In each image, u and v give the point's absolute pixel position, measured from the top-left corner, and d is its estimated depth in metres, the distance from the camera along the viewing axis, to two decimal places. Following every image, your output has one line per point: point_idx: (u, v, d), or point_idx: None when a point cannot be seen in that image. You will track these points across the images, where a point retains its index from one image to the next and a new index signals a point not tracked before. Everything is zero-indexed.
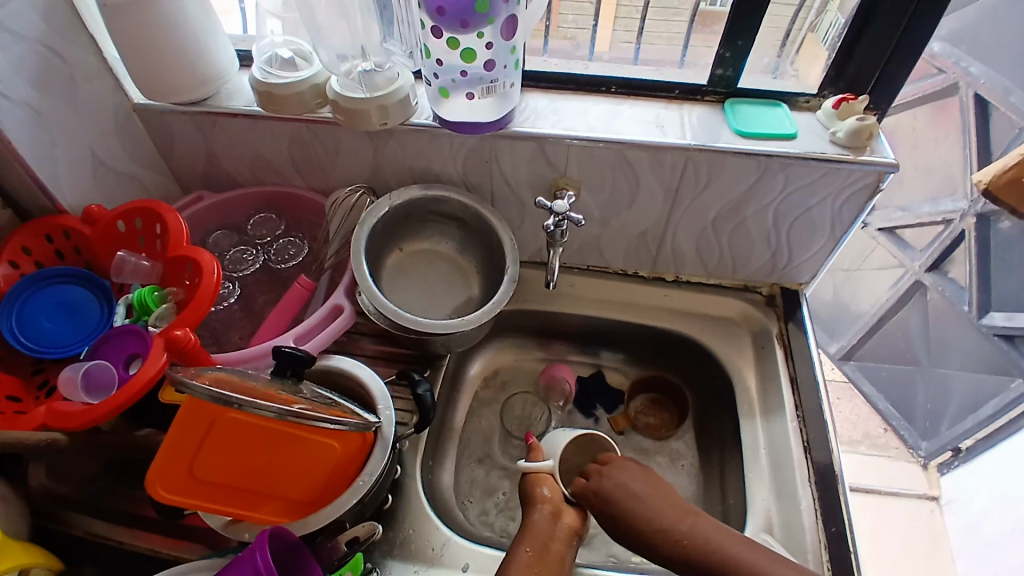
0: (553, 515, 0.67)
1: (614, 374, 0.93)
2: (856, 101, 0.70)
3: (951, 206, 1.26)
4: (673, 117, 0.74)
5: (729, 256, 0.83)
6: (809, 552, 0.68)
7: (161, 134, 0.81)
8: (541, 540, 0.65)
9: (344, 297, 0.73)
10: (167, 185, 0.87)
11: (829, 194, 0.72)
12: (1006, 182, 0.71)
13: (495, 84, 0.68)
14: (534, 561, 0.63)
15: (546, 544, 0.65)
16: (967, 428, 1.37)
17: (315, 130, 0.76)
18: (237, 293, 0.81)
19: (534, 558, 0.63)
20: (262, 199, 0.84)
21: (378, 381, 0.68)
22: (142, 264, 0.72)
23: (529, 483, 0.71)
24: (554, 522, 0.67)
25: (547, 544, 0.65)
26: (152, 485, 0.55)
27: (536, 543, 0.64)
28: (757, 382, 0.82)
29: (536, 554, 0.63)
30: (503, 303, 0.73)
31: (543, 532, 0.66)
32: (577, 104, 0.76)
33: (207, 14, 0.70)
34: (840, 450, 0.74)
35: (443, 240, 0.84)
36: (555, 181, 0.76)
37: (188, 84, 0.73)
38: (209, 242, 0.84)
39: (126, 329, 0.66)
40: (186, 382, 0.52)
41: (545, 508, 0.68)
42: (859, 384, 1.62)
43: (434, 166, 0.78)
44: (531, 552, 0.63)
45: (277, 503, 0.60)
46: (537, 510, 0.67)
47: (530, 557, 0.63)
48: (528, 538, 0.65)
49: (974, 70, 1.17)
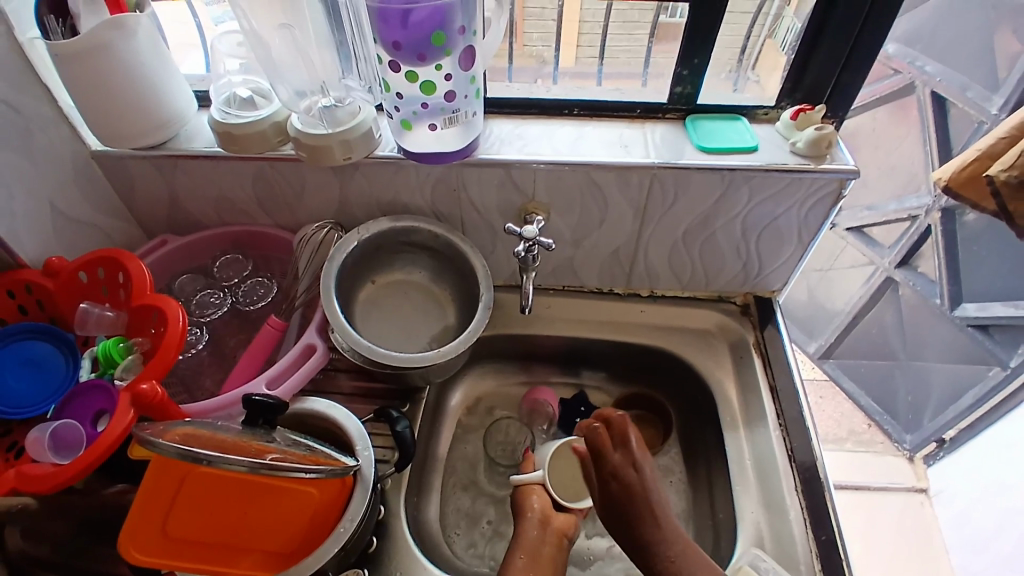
0: (543, 523, 0.68)
1: (596, 392, 0.93)
2: (812, 111, 0.71)
3: (916, 203, 1.29)
4: (637, 136, 0.75)
5: (701, 268, 0.83)
6: (801, 563, 0.68)
7: (121, 179, 0.79)
8: (534, 548, 0.66)
9: (317, 335, 0.71)
10: (131, 230, 0.85)
11: (794, 203, 0.73)
12: (966, 179, 0.73)
13: (458, 113, 0.67)
14: (528, 565, 0.65)
15: (537, 551, 0.66)
16: (949, 419, 1.40)
17: (278, 168, 0.75)
18: (205, 339, 0.79)
19: (529, 564, 0.65)
20: (226, 239, 0.82)
21: (355, 421, 0.67)
22: (105, 314, 0.70)
23: (520, 491, 0.72)
24: (544, 529, 0.67)
25: (539, 551, 0.66)
26: (124, 547, 0.53)
27: (530, 549, 0.66)
28: (737, 392, 0.82)
29: (531, 562, 0.65)
30: (479, 331, 0.73)
31: (535, 539, 0.67)
32: (542, 128, 0.76)
33: (163, 60, 0.70)
34: (823, 451, 0.74)
35: (415, 269, 0.83)
36: (524, 207, 0.76)
37: (143, 128, 0.71)
38: (175, 287, 0.81)
39: (93, 384, 0.65)
40: (152, 442, 0.50)
41: (534, 517, 0.68)
42: (840, 381, 1.63)
43: (402, 197, 0.77)
44: (526, 558, 0.65)
45: (254, 555, 0.59)
46: (528, 519, 0.68)
47: (525, 563, 0.65)
48: (520, 548, 0.66)
49: (929, 69, 1.21)
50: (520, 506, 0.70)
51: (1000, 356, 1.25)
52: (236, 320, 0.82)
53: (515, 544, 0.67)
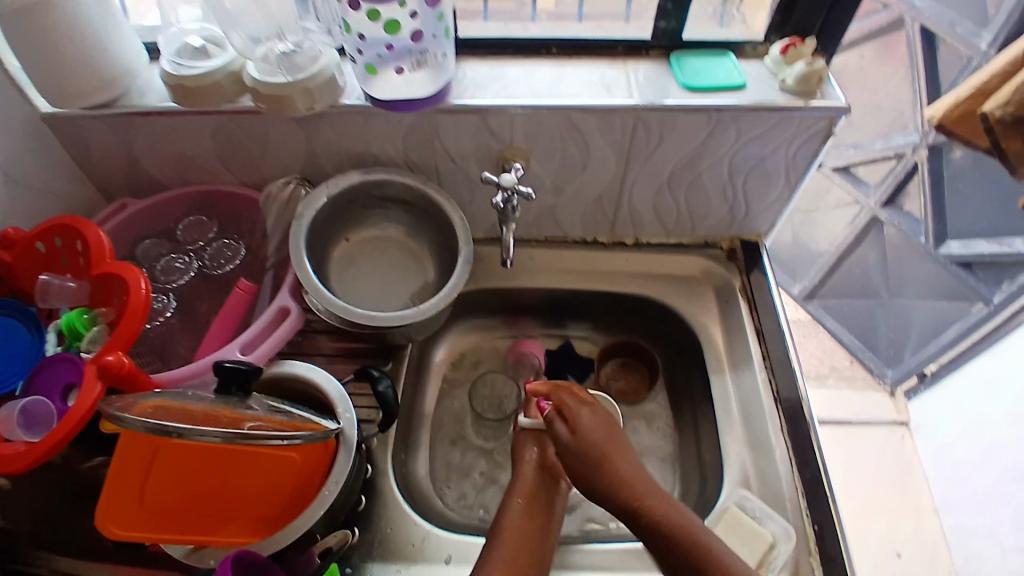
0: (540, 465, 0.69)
1: (582, 343, 0.92)
2: (803, 45, 0.67)
3: (903, 141, 1.27)
4: (619, 76, 0.70)
5: (687, 214, 0.81)
6: (787, 500, 0.69)
7: (74, 143, 0.73)
8: (530, 489, 0.66)
9: (290, 298, 0.69)
10: (91, 195, 0.80)
11: (782, 143, 0.70)
12: (960, 116, 0.71)
13: (426, 55, 0.64)
14: (525, 507, 0.64)
15: (535, 493, 0.66)
16: (932, 353, 1.41)
17: (240, 122, 0.70)
18: (173, 305, 0.76)
19: (526, 506, 0.64)
20: (191, 200, 0.78)
21: (335, 383, 0.66)
22: (67, 284, 0.66)
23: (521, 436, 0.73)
24: (543, 472, 0.68)
25: (537, 494, 0.66)
26: (103, 521, 0.52)
27: (526, 493, 0.66)
28: (723, 337, 0.81)
29: (528, 504, 0.65)
30: (460, 285, 0.70)
31: (532, 482, 0.67)
32: (519, 70, 0.71)
33: (108, 9, 0.64)
34: (806, 382, 0.74)
35: (390, 225, 0.80)
36: (502, 154, 0.72)
37: (92, 85, 0.66)
38: (138, 252, 0.77)
39: (59, 357, 0.62)
40: (120, 417, 0.48)
41: (532, 460, 0.69)
42: (823, 321, 1.63)
43: (372, 148, 0.73)
44: (522, 501, 0.65)
45: (239, 522, 0.58)
46: (524, 463, 0.69)
47: (522, 505, 0.64)
48: (517, 491, 0.66)
49: (917, 3, 1.16)
50: (519, 451, 0.71)
51: (982, 292, 1.26)
52: (205, 284, 0.78)
53: (514, 486, 0.67)
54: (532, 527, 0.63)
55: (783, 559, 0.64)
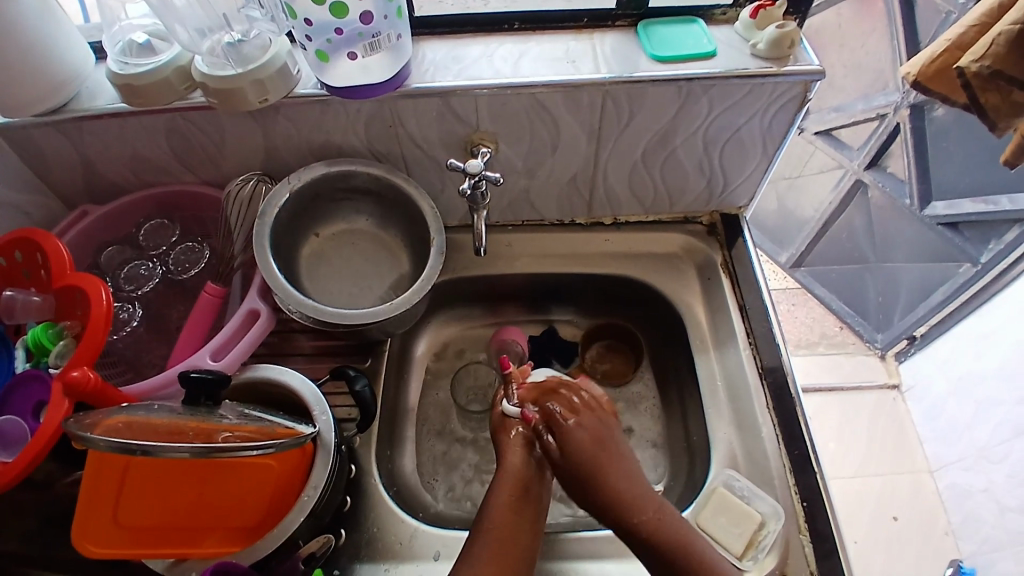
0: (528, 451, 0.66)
1: (566, 327, 0.91)
2: (774, 7, 0.65)
3: (883, 101, 1.25)
4: (585, 48, 0.68)
5: (664, 189, 0.79)
6: (775, 478, 0.68)
7: (28, 151, 0.70)
8: (519, 481, 0.63)
9: (259, 300, 0.67)
10: (51, 205, 0.77)
11: (758, 110, 0.68)
12: (936, 72, 0.68)
13: (379, 38, 0.61)
14: (514, 501, 0.61)
15: (523, 484, 0.63)
16: (919, 317, 1.41)
17: (193, 119, 0.67)
18: (138, 315, 0.74)
19: (515, 500, 0.61)
20: (153, 204, 0.75)
21: (311, 386, 0.64)
22: (32, 299, 0.64)
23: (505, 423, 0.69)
24: (530, 457, 0.65)
25: (526, 485, 0.63)
26: (79, 540, 0.51)
27: (515, 483, 0.63)
28: (706, 314, 0.80)
29: (518, 496, 0.62)
30: (432, 278, 0.68)
31: (521, 469, 0.64)
32: (480, 48, 0.68)
33: (45, 8, 0.60)
34: (788, 352, 0.74)
35: (359, 217, 0.77)
36: (469, 138, 0.70)
37: (38, 91, 0.62)
38: (101, 261, 0.75)
39: (28, 375, 0.60)
40: (84, 437, 0.46)
41: (520, 448, 0.66)
42: (812, 288, 1.64)
43: (334, 138, 0.70)
44: (512, 493, 0.62)
45: (219, 534, 0.56)
46: (512, 449, 0.66)
47: (511, 499, 0.62)
48: (506, 481, 0.63)
49: None
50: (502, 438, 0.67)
51: (969, 253, 1.25)
52: (172, 290, 0.76)
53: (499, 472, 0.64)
54: (523, 526, 0.60)
55: (772, 538, 0.64)
